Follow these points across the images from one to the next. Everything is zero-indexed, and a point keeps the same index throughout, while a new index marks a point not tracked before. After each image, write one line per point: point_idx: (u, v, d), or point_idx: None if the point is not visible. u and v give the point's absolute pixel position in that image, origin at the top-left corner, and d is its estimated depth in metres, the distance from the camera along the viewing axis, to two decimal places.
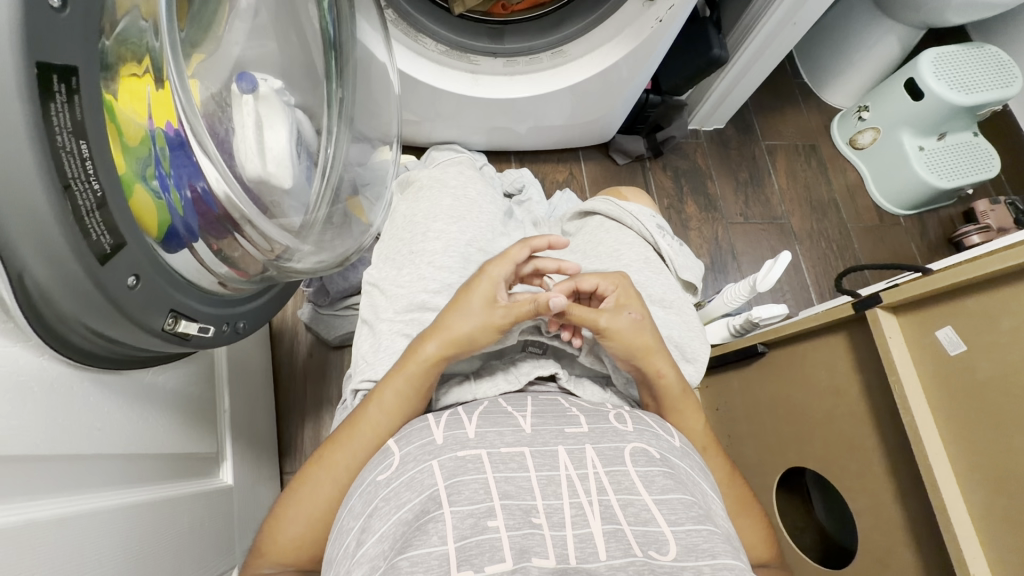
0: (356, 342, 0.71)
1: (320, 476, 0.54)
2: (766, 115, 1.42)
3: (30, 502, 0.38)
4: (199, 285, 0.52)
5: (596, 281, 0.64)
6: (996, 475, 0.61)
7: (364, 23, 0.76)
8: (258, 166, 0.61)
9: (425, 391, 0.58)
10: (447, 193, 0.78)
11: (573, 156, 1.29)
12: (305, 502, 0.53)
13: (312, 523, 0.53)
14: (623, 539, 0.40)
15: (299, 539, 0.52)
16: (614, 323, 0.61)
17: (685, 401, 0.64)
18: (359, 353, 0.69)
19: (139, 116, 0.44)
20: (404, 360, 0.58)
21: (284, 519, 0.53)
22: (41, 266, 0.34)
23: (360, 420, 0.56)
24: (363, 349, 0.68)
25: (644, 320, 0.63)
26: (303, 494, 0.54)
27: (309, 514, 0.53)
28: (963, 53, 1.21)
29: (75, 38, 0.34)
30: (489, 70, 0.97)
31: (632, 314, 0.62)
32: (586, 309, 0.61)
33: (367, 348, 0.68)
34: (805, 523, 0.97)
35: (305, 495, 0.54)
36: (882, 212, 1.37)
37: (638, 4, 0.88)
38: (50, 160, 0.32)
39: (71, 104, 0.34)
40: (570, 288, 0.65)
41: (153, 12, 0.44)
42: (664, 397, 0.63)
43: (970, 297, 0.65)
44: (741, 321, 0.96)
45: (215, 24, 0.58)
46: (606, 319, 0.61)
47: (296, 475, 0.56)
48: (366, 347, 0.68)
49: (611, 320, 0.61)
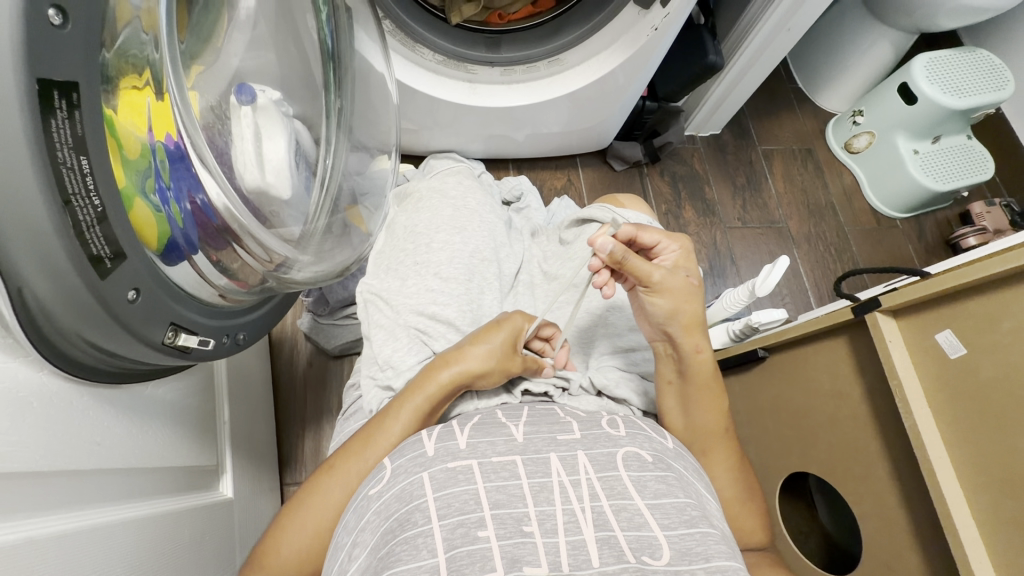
0: (371, 347, 0.69)
1: (328, 486, 0.54)
2: (761, 120, 1.43)
3: (27, 519, 0.37)
4: (199, 298, 0.52)
5: (658, 237, 0.63)
6: (996, 479, 0.61)
7: (362, 34, 0.76)
8: (257, 176, 0.61)
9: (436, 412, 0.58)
10: (447, 204, 0.78)
11: (571, 162, 1.29)
12: (311, 510, 0.53)
13: (318, 534, 0.53)
14: (615, 545, 0.40)
15: (300, 555, 0.52)
16: (667, 279, 0.61)
17: (707, 390, 0.64)
18: (379, 358, 0.67)
19: (139, 129, 0.44)
20: (417, 387, 0.58)
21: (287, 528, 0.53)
22: (41, 282, 0.34)
23: (370, 439, 0.56)
24: (386, 353, 0.67)
25: (694, 285, 0.63)
26: (311, 504, 0.54)
27: (315, 527, 0.53)
28: (956, 57, 1.23)
29: (76, 53, 0.34)
30: (486, 79, 0.98)
31: (687, 276, 0.63)
32: (642, 262, 0.60)
33: (391, 352, 0.67)
34: (808, 527, 0.97)
35: (309, 510, 0.53)
36: (879, 215, 1.38)
37: (634, 12, 0.89)
38: (51, 176, 0.32)
39: (72, 119, 0.34)
40: (628, 238, 0.63)
41: (153, 25, 0.44)
42: (693, 374, 0.64)
43: (968, 299, 0.65)
44: (741, 326, 0.98)
45: (215, 35, 0.58)
46: (660, 275, 0.61)
47: (302, 486, 0.56)
48: (390, 352, 0.67)
49: (666, 277, 0.61)
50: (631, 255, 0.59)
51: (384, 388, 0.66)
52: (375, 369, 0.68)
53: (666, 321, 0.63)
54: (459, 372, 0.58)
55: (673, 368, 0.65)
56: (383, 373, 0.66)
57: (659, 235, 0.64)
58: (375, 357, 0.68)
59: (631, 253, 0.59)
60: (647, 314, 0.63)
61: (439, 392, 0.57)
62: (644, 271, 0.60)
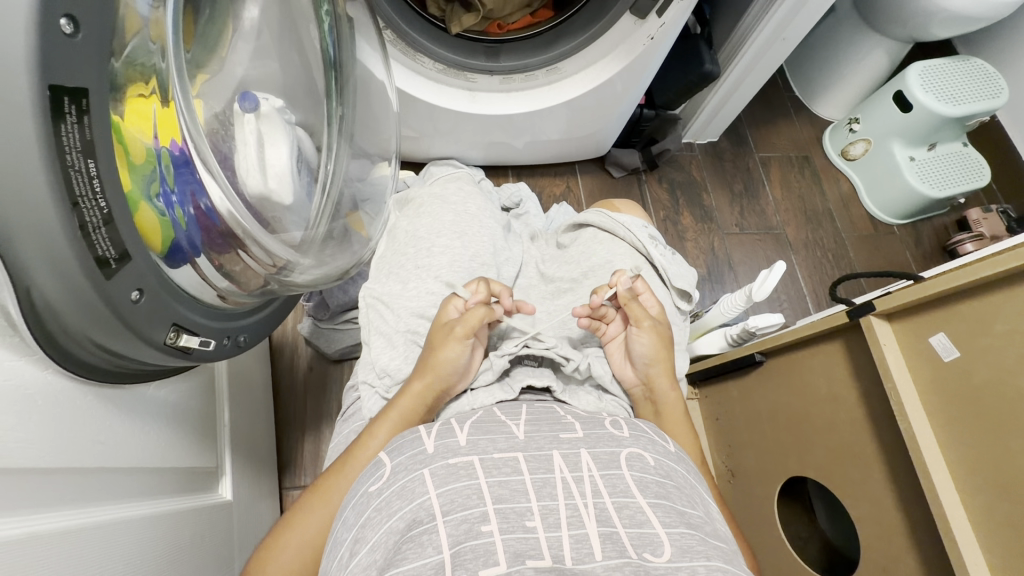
0: (369, 348, 0.70)
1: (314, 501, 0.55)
2: (758, 128, 1.44)
3: (31, 515, 0.38)
4: (201, 300, 0.53)
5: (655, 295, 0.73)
6: (992, 482, 0.61)
7: (364, 43, 0.78)
8: (260, 182, 0.62)
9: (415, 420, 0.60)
10: (448, 209, 0.79)
11: (570, 169, 1.31)
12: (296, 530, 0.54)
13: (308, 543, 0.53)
14: (618, 541, 0.41)
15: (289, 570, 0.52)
16: (654, 329, 0.69)
17: (680, 429, 0.67)
18: (377, 365, 0.68)
19: (145, 135, 0.45)
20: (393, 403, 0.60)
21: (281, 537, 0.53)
22: (48, 284, 0.35)
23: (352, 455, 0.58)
24: (383, 360, 0.67)
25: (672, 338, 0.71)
26: (299, 517, 0.54)
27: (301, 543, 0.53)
28: (951, 66, 1.24)
29: (86, 62, 0.35)
30: (485, 87, 0.99)
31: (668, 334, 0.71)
32: (639, 306, 0.69)
33: (388, 359, 0.67)
34: (808, 533, 0.96)
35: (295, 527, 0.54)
36: (876, 222, 1.39)
37: (631, 22, 0.91)
38: (58, 179, 0.33)
39: (81, 124, 0.35)
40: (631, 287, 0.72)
41: (160, 34, 0.46)
42: (666, 415, 0.68)
43: (961, 303, 0.66)
44: (738, 330, 0.95)
45: (220, 45, 0.60)
46: (649, 324, 0.69)
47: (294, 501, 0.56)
48: (388, 359, 0.67)
49: (654, 325, 0.69)
50: (635, 300, 0.69)
51: (382, 395, 0.67)
52: (373, 375, 0.68)
53: (647, 364, 0.68)
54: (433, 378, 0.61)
55: (650, 412, 0.68)
56: (381, 381, 0.67)
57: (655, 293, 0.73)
58: (372, 363, 0.68)
59: (631, 298, 0.69)
60: (630, 357, 0.69)
61: (412, 404, 0.60)
62: (644, 316, 0.68)
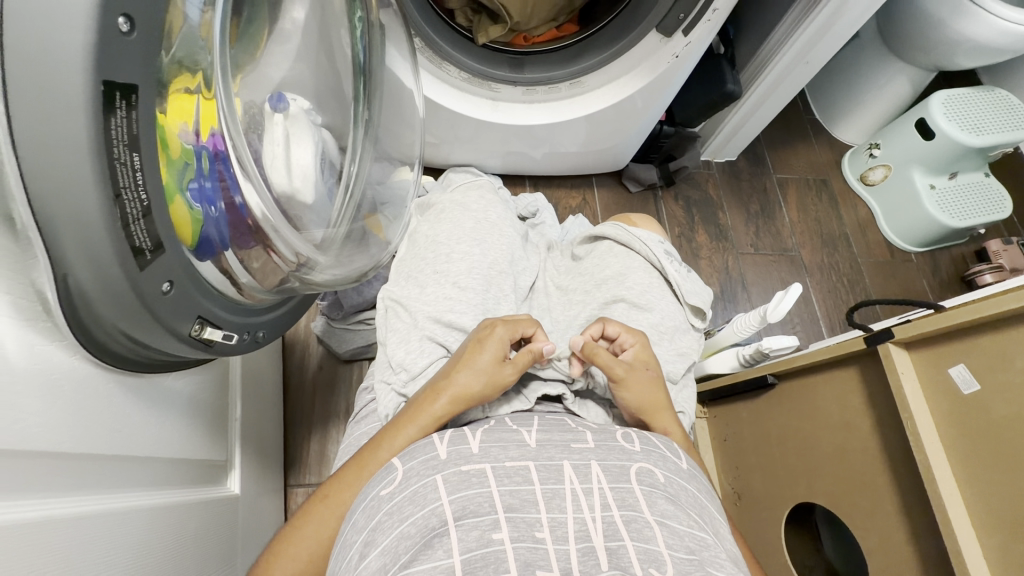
0: (385, 340, 0.70)
1: (323, 512, 0.54)
2: (777, 149, 1.44)
3: (49, 500, 0.39)
4: (224, 294, 0.54)
5: (620, 331, 0.65)
6: (1006, 520, 0.60)
7: (394, 50, 0.79)
8: (286, 180, 0.63)
9: (421, 429, 0.56)
10: (468, 215, 0.80)
11: (587, 182, 1.32)
12: (302, 541, 0.53)
13: (329, 536, 0.54)
14: (623, 556, 0.40)
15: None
16: (630, 374, 0.62)
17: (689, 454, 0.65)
18: (393, 360, 0.67)
19: (184, 130, 0.46)
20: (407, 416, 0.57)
21: (301, 529, 0.54)
22: (85, 272, 0.36)
23: (361, 466, 0.55)
24: (399, 355, 0.67)
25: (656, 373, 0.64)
26: (307, 530, 0.54)
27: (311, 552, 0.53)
28: (974, 96, 1.23)
29: (140, 59, 0.36)
30: (508, 98, 1.00)
31: (650, 369, 0.64)
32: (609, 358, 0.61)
33: (404, 354, 0.67)
34: (813, 561, 0.95)
35: (302, 538, 0.53)
36: (894, 248, 1.38)
37: (655, 40, 0.92)
38: (106, 171, 0.34)
39: (129, 118, 0.36)
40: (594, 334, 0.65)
41: (208, 33, 0.47)
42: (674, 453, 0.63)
43: (981, 335, 0.65)
44: (751, 351, 0.93)
45: (257, 46, 0.61)
46: (623, 370, 0.61)
47: (300, 508, 0.56)
48: (404, 354, 0.67)
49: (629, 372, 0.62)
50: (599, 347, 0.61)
51: (397, 390, 0.66)
52: (389, 373, 0.68)
53: (637, 410, 0.63)
54: (444, 395, 0.57)
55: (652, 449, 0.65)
56: (398, 377, 0.66)
57: (621, 328, 0.65)
58: (389, 360, 0.68)
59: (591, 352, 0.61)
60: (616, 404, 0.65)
61: (424, 414, 0.56)
62: (616, 366, 0.61)
